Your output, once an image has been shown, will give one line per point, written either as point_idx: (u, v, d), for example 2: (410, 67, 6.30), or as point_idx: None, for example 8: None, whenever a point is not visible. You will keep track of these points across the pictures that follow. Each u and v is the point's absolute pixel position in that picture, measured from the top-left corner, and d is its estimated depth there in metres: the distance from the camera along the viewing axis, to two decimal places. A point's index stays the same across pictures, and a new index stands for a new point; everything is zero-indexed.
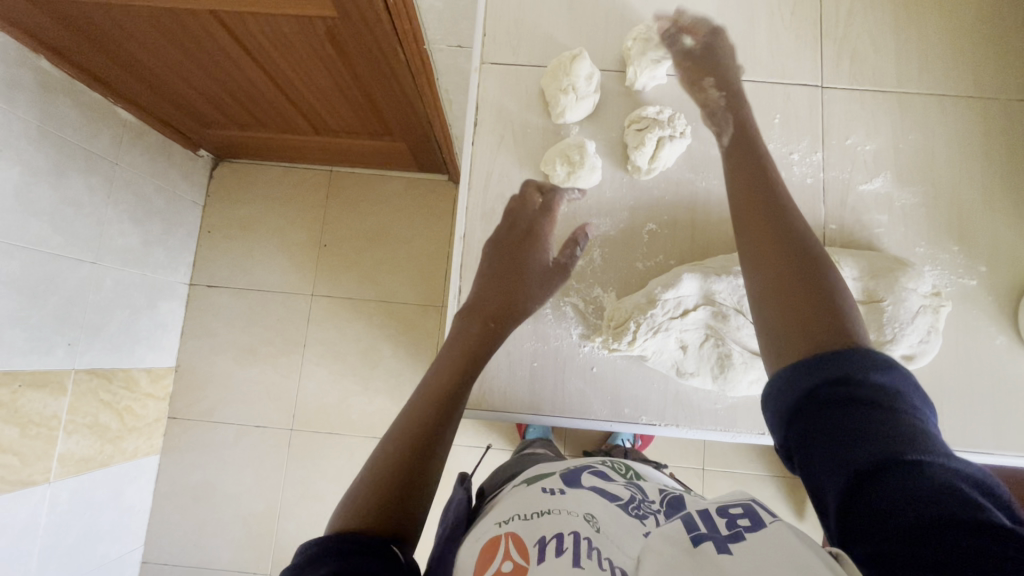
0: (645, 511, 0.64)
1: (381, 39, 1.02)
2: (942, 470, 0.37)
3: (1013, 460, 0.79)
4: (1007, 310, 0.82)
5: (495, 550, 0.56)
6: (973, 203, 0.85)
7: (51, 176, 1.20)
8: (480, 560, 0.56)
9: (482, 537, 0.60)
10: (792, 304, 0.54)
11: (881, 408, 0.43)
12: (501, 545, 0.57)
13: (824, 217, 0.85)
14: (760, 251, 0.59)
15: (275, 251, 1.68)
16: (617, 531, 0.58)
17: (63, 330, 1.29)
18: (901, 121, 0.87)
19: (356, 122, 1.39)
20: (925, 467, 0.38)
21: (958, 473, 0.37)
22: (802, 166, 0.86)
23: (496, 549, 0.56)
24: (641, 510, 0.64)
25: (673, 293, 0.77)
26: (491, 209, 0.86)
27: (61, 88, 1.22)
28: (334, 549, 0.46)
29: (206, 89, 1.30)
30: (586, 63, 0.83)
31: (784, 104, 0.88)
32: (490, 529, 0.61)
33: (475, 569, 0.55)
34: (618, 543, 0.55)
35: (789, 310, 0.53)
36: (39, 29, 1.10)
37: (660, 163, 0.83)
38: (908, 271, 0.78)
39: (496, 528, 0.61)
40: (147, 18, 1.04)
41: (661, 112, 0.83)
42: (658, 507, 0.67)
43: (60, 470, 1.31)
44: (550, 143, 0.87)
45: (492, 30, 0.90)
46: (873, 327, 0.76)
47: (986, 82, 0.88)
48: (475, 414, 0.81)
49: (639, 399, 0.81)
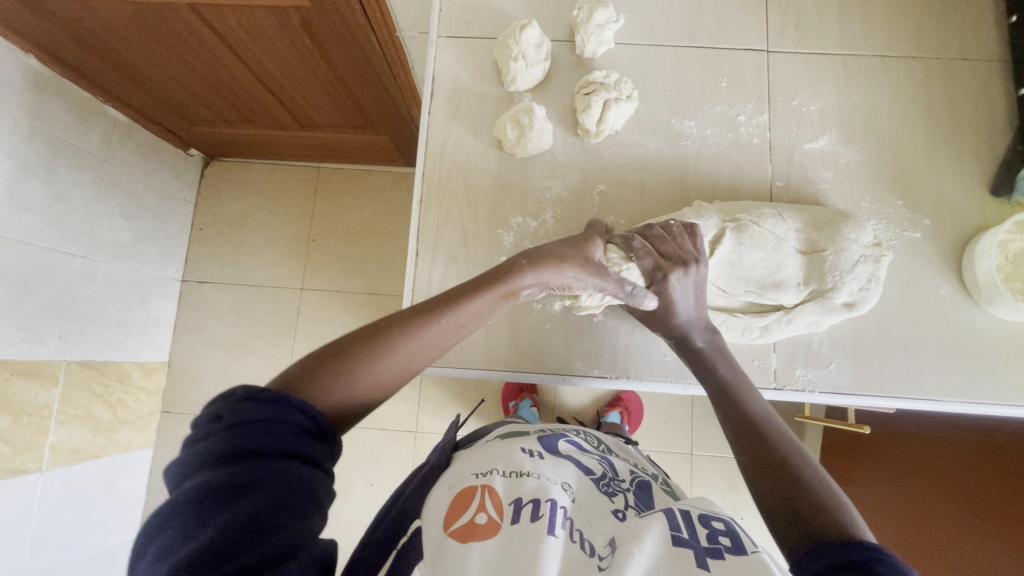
0: (614, 489, 0.66)
1: (353, 29, 1.04)
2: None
3: (963, 406, 0.80)
4: (951, 260, 0.84)
5: (469, 500, 0.57)
6: (917, 158, 0.87)
7: (40, 170, 1.24)
8: (452, 508, 0.56)
9: (458, 486, 0.61)
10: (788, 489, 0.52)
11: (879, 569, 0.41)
12: (476, 495, 0.58)
13: (771, 175, 0.88)
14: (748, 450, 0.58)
15: (263, 244, 1.71)
16: (589, 507, 0.61)
17: (54, 322, 1.32)
18: (845, 82, 0.89)
19: (338, 116, 1.42)
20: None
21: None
22: (749, 127, 0.89)
23: (470, 500, 0.57)
24: (610, 488, 0.66)
25: (678, 283, 0.71)
26: (447, 176, 0.89)
27: (51, 87, 1.26)
28: (266, 427, 0.41)
29: (192, 86, 1.33)
30: (534, 31, 0.86)
31: (731, 68, 0.90)
32: (466, 479, 0.62)
33: (448, 514, 0.55)
34: (592, 522, 0.58)
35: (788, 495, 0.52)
36: (27, 29, 1.13)
37: (608, 124, 0.85)
38: (850, 222, 0.80)
39: (472, 479, 0.61)
40: (130, 15, 1.06)
41: (608, 76, 0.86)
42: (627, 487, 0.68)
43: (53, 459, 1.32)
44: (503, 110, 0.90)
45: (447, 5, 0.93)
46: (815, 276, 0.79)
47: (927, 41, 0.90)
48: (434, 367, 0.84)
49: (592, 353, 0.84)
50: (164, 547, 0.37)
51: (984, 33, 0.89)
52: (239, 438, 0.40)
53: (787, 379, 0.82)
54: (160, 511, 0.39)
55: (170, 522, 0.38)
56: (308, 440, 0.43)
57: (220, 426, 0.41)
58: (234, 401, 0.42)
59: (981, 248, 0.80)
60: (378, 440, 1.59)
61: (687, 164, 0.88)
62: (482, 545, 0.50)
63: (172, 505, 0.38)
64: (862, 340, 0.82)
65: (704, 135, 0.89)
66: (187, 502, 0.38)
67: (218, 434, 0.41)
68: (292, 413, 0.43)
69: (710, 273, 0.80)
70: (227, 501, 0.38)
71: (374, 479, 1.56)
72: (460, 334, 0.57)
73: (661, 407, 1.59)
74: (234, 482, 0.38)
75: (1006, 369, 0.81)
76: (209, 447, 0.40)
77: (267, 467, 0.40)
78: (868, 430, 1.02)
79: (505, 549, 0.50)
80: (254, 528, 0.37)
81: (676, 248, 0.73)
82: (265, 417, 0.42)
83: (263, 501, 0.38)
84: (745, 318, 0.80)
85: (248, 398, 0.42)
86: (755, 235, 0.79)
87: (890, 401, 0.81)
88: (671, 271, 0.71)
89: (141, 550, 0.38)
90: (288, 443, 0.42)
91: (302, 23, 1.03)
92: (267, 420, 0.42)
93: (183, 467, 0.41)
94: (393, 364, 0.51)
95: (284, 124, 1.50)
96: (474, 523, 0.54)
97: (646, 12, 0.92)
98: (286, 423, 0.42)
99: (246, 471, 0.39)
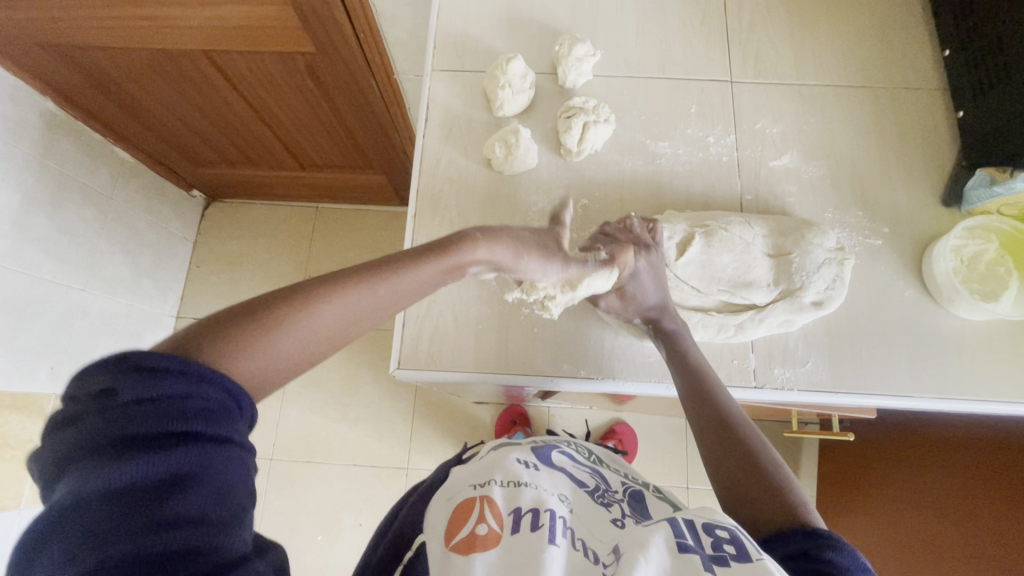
0: (609, 500, 0.64)
1: (353, 71, 1.13)
2: (833, 555, 0.47)
3: (937, 403, 0.83)
4: (912, 265, 0.90)
5: (469, 512, 0.56)
6: (872, 174, 0.95)
7: (48, 205, 1.26)
8: (453, 521, 0.56)
9: (456, 499, 0.60)
10: (763, 497, 0.57)
11: (813, 534, 0.49)
12: (476, 507, 0.57)
13: (740, 189, 0.95)
14: (729, 457, 0.62)
15: (260, 279, 1.75)
16: (588, 518, 0.59)
17: (48, 354, 1.29)
18: (803, 108, 0.98)
19: (338, 155, 1.49)
20: (824, 557, 0.47)
21: (840, 549, 0.47)
22: (718, 147, 0.97)
23: (471, 511, 0.56)
24: (606, 500, 0.64)
25: (647, 262, 0.79)
26: (440, 192, 0.95)
27: (64, 127, 1.32)
28: (181, 405, 0.38)
29: (197, 126, 1.40)
30: (519, 64, 0.95)
31: (699, 97, 0.99)
32: (464, 492, 0.61)
33: (447, 529, 0.55)
34: (592, 531, 0.56)
35: (763, 500, 0.56)
36: (47, 72, 1.21)
37: (588, 144, 0.93)
38: (814, 229, 0.87)
39: (470, 491, 0.60)
40: (145, 61, 1.14)
41: (586, 102, 0.95)
42: (621, 498, 0.66)
43: (32, 497, 1.24)
44: (492, 133, 0.98)
45: (441, 44, 1.03)
46: (783, 277, 0.85)
47: (872, 73, 1.00)
48: (425, 372, 0.87)
49: (578, 355, 0.87)
50: (63, 544, 0.32)
51: (923, 65, 1.00)
52: (150, 418, 0.36)
53: (766, 378, 0.85)
54: (49, 507, 0.34)
55: (65, 517, 0.33)
56: (228, 417, 0.40)
57: (120, 402, 0.37)
58: (131, 375, 0.37)
59: (938, 251, 0.86)
60: (369, 477, 1.56)
61: (662, 181, 0.95)
62: (486, 555, 0.49)
63: (66, 498, 0.34)
64: (835, 341, 0.86)
65: (677, 155, 0.96)
66: (90, 497, 0.33)
67: (113, 416, 0.36)
68: (211, 387, 0.40)
69: (684, 273, 0.86)
70: (145, 494, 0.34)
71: (364, 518, 1.53)
72: (393, 306, 0.56)
73: (654, 436, 1.60)
74: (145, 472, 0.35)
75: (975, 367, 0.84)
76: (105, 432, 0.36)
77: (193, 452, 0.36)
78: (852, 437, 1.06)
79: (508, 559, 0.49)
80: (179, 523, 0.34)
81: (637, 239, 0.81)
82: (173, 392, 0.38)
83: (188, 493, 0.35)
84: (720, 316, 0.84)
85: (149, 371, 0.38)
86: (724, 239, 0.86)
87: (866, 399, 0.84)
88: (641, 252, 0.79)
89: (26, 556, 0.33)
90: (211, 423, 0.38)
91: (306, 67, 1.11)
92: (179, 396, 0.38)
93: (71, 456, 0.36)
94: (322, 329, 0.49)
95: (285, 164, 1.57)
96: (474, 534, 0.53)
97: (621, 50, 1.02)
98: (200, 400, 0.39)
99: (163, 458, 0.35)
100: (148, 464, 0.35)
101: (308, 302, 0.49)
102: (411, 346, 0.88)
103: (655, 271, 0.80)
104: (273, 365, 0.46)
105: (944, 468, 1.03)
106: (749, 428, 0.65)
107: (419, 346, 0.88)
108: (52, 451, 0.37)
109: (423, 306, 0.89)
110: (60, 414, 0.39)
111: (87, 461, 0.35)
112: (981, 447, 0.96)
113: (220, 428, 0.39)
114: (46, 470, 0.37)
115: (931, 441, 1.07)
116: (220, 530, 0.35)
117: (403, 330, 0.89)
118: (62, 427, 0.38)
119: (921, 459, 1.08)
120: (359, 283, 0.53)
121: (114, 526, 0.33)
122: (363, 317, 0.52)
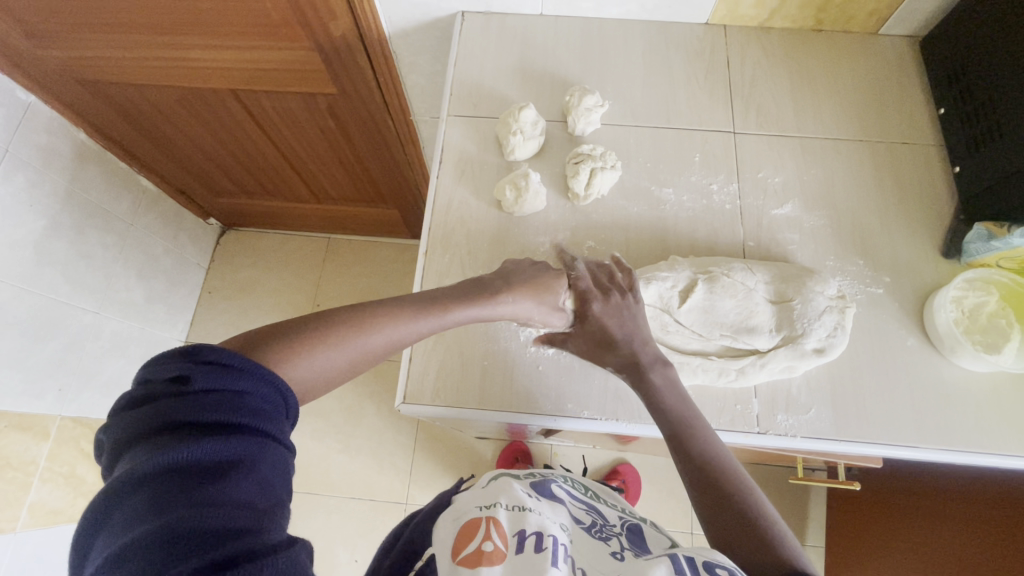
0: (608, 534, 0.64)
1: (372, 112, 1.19)
2: None
3: (942, 454, 0.83)
4: (914, 314, 0.91)
5: (474, 530, 0.57)
6: (872, 225, 0.97)
7: (69, 229, 1.31)
8: (459, 539, 0.56)
9: (461, 518, 0.60)
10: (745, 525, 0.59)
11: None
12: (480, 528, 0.56)
13: (743, 236, 0.97)
14: (705, 482, 0.64)
15: (270, 308, 1.78)
16: (587, 549, 0.58)
17: (57, 375, 1.30)
18: (804, 160, 1.02)
19: (354, 190, 1.54)
20: None
21: None
22: (721, 195, 1.00)
23: (475, 531, 0.57)
24: (604, 533, 0.64)
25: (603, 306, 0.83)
26: (451, 231, 0.99)
27: (93, 158, 1.38)
28: (238, 400, 0.45)
29: (221, 160, 1.46)
30: (531, 112, 0.99)
31: (703, 147, 1.03)
32: (469, 512, 0.61)
33: (455, 545, 0.55)
34: (591, 562, 0.56)
35: (743, 529, 0.59)
36: (84, 107, 1.28)
37: (595, 189, 0.96)
38: (815, 277, 0.89)
39: (475, 512, 0.60)
40: (177, 98, 1.21)
41: (594, 150, 0.99)
42: (619, 531, 0.66)
43: (29, 520, 1.22)
44: (503, 176, 1.02)
45: (457, 91, 1.09)
46: (785, 323, 0.87)
47: (871, 128, 1.04)
48: (430, 408, 0.88)
49: (581, 396, 0.88)
50: (135, 505, 0.38)
51: (921, 122, 1.04)
52: (213, 406, 0.43)
53: (769, 425, 0.85)
54: (123, 474, 0.40)
55: (138, 481, 0.39)
56: (275, 418, 0.47)
57: (188, 391, 0.44)
58: (202, 368, 0.45)
59: (938, 301, 0.87)
60: (368, 511, 1.54)
61: (667, 226, 0.98)
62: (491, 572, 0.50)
63: (140, 466, 0.39)
64: (837, 388, 0.87)
65: (682, 201, 1.00)
66: (157, 466, 0.39)
67: (185, 401, 0.43)
68: (263, 387, 0.47)
69: (686, 318, 0.88)
70: (205, 469, 0.40)
71: (360, 554, 1.50)
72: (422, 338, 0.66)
73: (658, 478, 1.57)
74: (206, 451, 0.40)
75: (980, 419, 0.84)
76: (177, 411, 0.42)
77: (245, 439, 0.42)
78: (859, 487, 1.03)
79: None
80: (236, 494, 0.39)
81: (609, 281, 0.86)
82: (232, 388, 0.45)
83: (245, 471, 0.41)
84: (721, 360, 0.86)
85: (217, 367, 0.45)
86: (727, 285, 0.88)
87: (871, 448, 0.84)
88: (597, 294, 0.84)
89: (104, 513, 0.39)
90: (260, 418, 0.45)
91: (328, 107, 1.17)
92: (237, 393, 0.45)
93: (148, 431, 0.42)
94: (366, 346, 0.59)
95: (302, 197, 1.63)
96: (481, 552, 0.54)
97: (629, 101, 1.07)
98: (254, 398, 0.46)
99: (222, 440, 0.41)
100: (209, 443, 0.41)
101: (360, 325, 0.60)
102: (416, 380, 0.89)
103: (633, 314, 0.83)
104: (322, 368, 0.55)
105: (956, 522, 1.00)
106: (720, 454, 0.67)
107: (424, 381, 0.89)
108: (127, 429, 0.43)
109: (430, 341, 0.91)
110: (134, 398, 0.45)
111: (159, 437, 0.41)
112: (994, 503, 0.94)
113: (266, 423, 0.45)
114: (120, 444, 0.43)
115: (941, 494, 1.04)
116: (264, 512, 0.40)
117: (410, 365, 0.90)
118: (136, 409, 0.45)
119: (932, 512, 1.06)
120: (400, 313, 0.64)
121: (176, 495, 0.38)
122: (400, 342, 0.63)
